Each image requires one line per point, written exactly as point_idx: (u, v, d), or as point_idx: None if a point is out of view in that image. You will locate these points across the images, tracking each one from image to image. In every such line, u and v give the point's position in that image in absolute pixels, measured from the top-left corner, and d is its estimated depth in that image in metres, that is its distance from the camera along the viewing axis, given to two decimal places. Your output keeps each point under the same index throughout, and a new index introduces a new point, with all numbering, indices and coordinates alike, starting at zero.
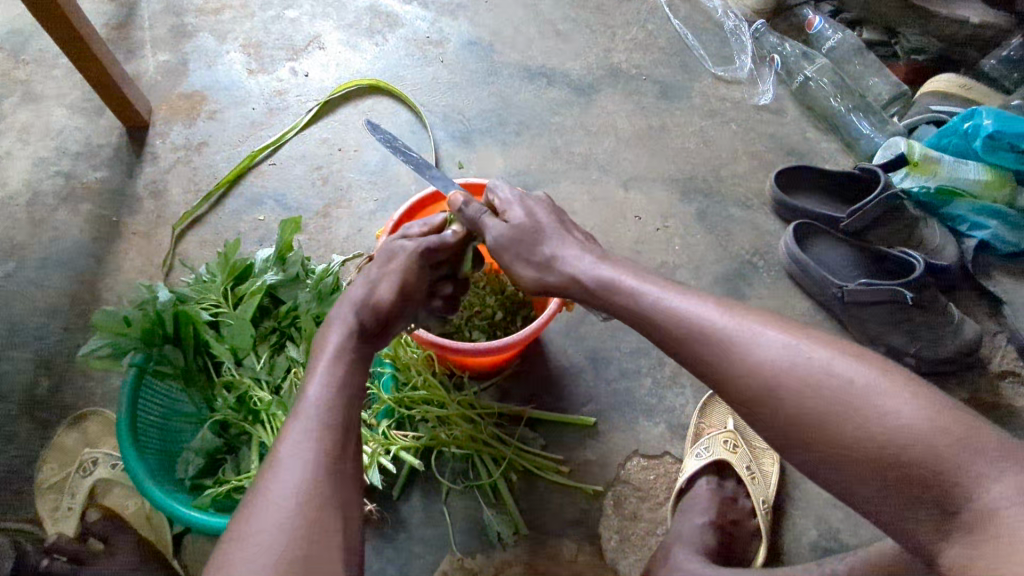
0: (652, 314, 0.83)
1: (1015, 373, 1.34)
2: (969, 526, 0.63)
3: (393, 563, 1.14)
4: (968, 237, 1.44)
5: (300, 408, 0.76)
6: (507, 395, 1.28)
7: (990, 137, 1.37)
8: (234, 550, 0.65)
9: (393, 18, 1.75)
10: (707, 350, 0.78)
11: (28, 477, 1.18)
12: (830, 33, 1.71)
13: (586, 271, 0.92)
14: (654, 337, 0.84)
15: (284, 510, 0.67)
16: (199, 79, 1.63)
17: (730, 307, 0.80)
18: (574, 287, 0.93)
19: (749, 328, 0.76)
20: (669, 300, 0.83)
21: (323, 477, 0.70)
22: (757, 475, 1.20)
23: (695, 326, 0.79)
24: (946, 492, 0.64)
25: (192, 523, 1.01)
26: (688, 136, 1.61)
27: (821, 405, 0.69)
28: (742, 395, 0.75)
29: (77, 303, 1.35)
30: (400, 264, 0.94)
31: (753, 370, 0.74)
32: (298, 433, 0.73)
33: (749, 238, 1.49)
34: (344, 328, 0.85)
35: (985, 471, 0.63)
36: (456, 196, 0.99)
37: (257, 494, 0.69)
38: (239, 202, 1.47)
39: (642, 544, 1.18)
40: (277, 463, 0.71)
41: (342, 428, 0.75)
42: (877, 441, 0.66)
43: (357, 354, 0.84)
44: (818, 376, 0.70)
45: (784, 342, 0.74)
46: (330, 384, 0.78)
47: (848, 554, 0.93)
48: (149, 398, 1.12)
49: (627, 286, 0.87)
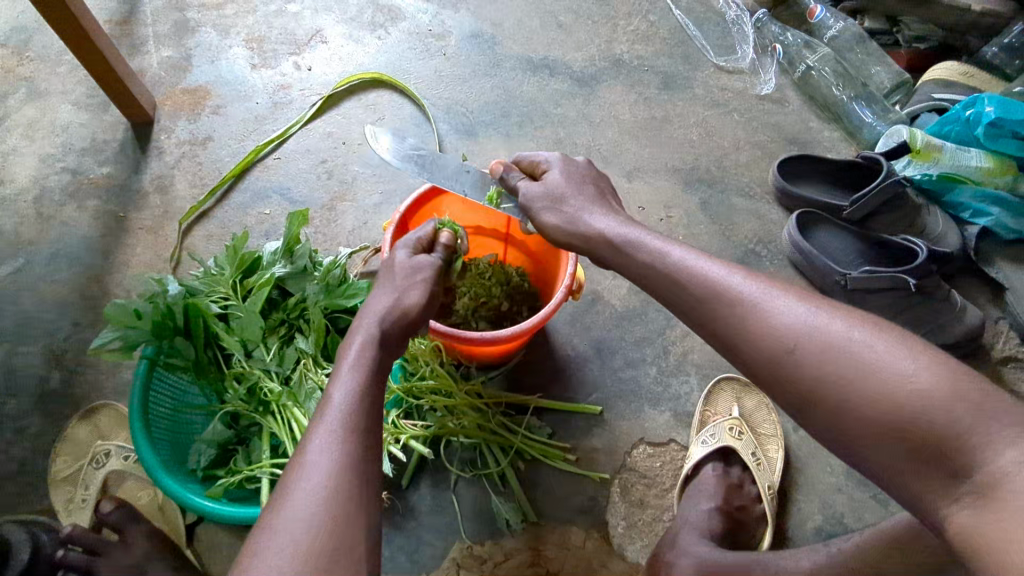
0: (675, 276, 0.86)
1: (1018, 358, 1.36)
2: (981, 490, 0.62)
3: (403, 551, 1.15)
4: (971, 223, 1.46)
5: (326, 407, 0.77)
6: (514, 385, 1.29)
7: (992, 124, 1.37)
8: (265, 536, 0.66)
9: (395, 11, 1.76)
10: (730, 314, 0.79)
11: (41, 469, 1.20)
12: (832, 22, 1.71)
13: (612, 228, 0.95)
14: (677, 303, 0.86)
15: (312, 505, 0.68)
16: (202, 73, 1.64)
17: (756, 275, 0.81)
18: (602, 245, 0.95)
19: (772, 295, 0.77)
20: (693, 263, 0.85)
21: (348, 474, 0.71)
22: (762, 461, 1.21)
23: (719, 289, 0.81)
24: (961, 458, 0.63)
25: (205, 512, 1.03)
26: (691, 126, 1.62)
27: (833, 369, 0.70)
28: (757, 357, 0.76)
29: (86, 297, 1.37)
30: (427, 277, 0.94)
31: (772, 335, 0.75)
32: (325, 433, 0.74)
33: (752, 228, 1.50)
34: (367, 336, 0.85)
35: (999, 436, 0.62)
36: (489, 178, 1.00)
37: (286, 491, 0.70)
38: (245, 195, 1.48)
39: (649, 530, 1.19)
40: (303, 461, 0.72)
41: (367, 430, 0.76)
42: (891, 403, 0.66)
43: (381, 362, 0.85)
44: (836, 341, 0.71)
45: (804, 309, 0.75)
46: (355, 389, 0.79)
47: (853, 535, 0.94)
48: (161, 390, 1.13)
49: (652, 248, 0.90)
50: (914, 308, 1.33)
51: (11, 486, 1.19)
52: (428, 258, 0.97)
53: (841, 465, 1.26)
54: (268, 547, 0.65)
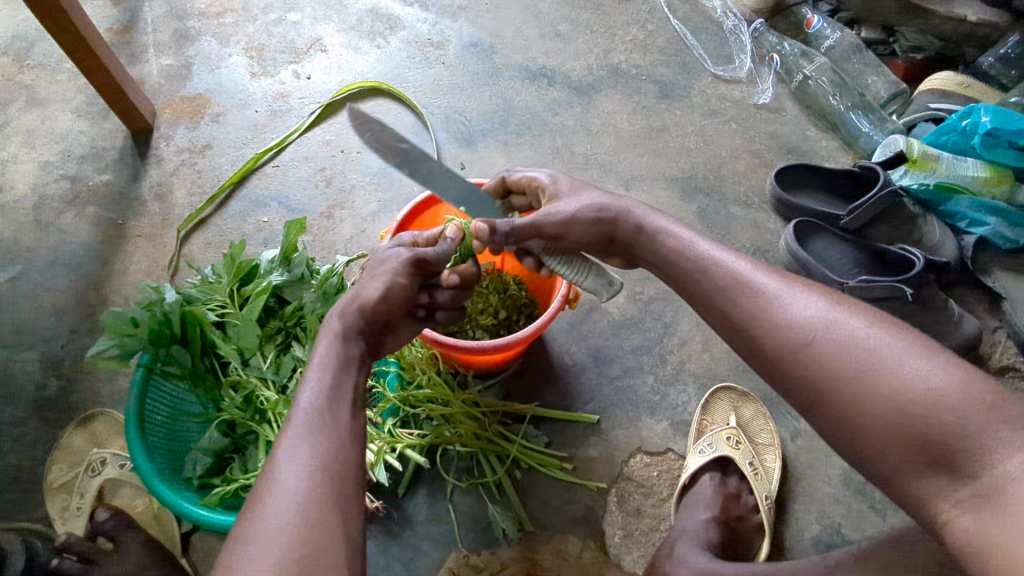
0: (701, 266, 0.88)
1: (1015, 368, 1.36)
2: (982, 494, 0.61)
3: (400, 560, 1.15)
4: (968, 234, 1.45)
5: (293, 412, 0.77)
6: (511, 393, 1.29)
7: (988, 134, 1.39)
8: (239, 548, 0.65)
9: (394, 20, 1.77)
10: (750, 307, 0.80)
11: (36, 478, 1.20)
12: (829, 32, 1.72)
13: (646, 216, 0.95)
14: (700, 294, 0.87)
15: (287, 505, 0.67)
16: (202, 82, 1.65)
17: (777, 272, 0.83)
18: (630, 231, 0.96)
19: (792, 290, 0.79)
20: (716, 257, 0.87)
21: (322, 474, 0.71)
22: (760, 471, 1.21)
23: (742, 280, 0.83)
24: (966, 456, 0.62)
25: (199, 520, 1.02)
26: (689, 135, 1.62)
27: (847, 365, 0.70)
28: (772, 348, 0.77)
29: (84, 304, 1.37)
30: (388, 270, 0.91)
31: (789, 328, 0.76)
32: (295, 436, 0.73)
33: (749, 236, 1.50)
34: (332, 333, 0.85)
35: (1006, 440, 0.61)
36: (482, 227, 0.94)
37: (259, 496, 0.69)
38: (244, 203, 1.48)
39: (645, 540, 1.19)
40: (274, 463, 0.71)
41: (334, 428, 0.75)
42: (901, 401, 0.66)
43: (348, 355, 0.84)
44: (849, 339, 0.71)
45: (824, 304, 0.76)
46: (322, 389, 0.78)
47: (852, 546, 0.93)
48: (158, 397, 1.13)
49: (679, 241, 0.92)
50: (911, 316, 1.32)
51: (6, 495, 1.19)
52: (400, 249, 0.95)
53: (839, 474, 1.26)
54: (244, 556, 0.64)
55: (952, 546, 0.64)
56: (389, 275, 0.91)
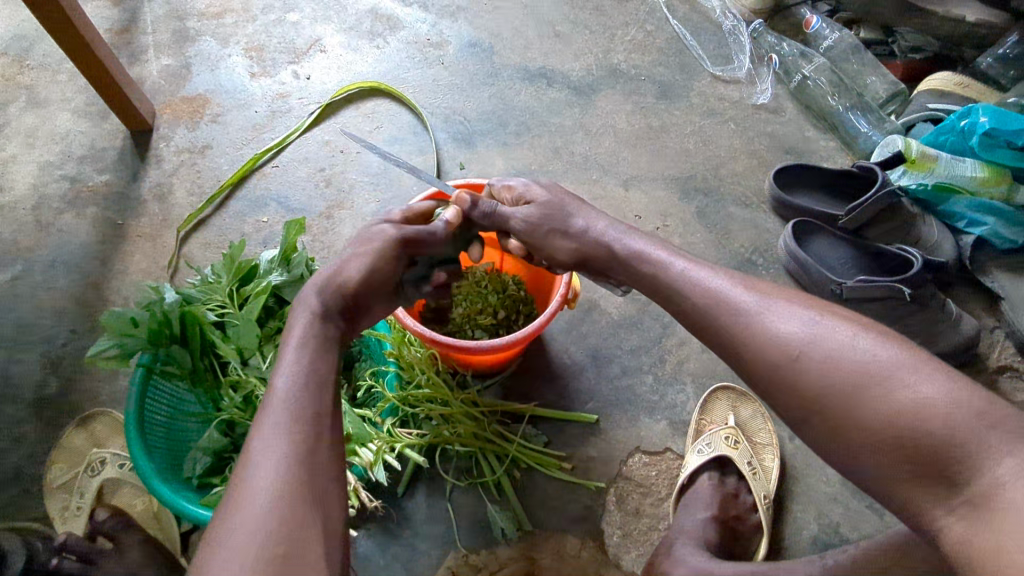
0: (680, 286, 0.86)
1: (1013, 368, 1.37)
2: (974, 500, 0.62)
3: (398, 559, 1.15)
4: (966, 234, 1.46)
5: (270, 398, 0.76)
6: (510, 393, 1.29)
7: (987, 134, 1.38)
8: (212, 545, 0.65)
9: (394, 21, 1.77)
10: (733, 326, 0.79)
11: (36, 477, 1.20)
12: (828, 32, 1.73)
13: (618, 241, 0.95)
14: (681, 313, 0.86)
15: (260, 502, 0.67)
16: (202, 82, 1.65)
17: (758, 287, 0.82)
18: (603, 258, 0.97)
19: (773, 306, 0.78)
20: (695, 276, 0.86)
21: (300, 468, 0.70)
22: (758, 470, 1.21)
23: (723, 300, 0.81)
24: (955, 464, 0.63)
25: (199, 520, 1.01)
26: (688, 135, 1.62)
27: (839, 376, 0.70)
28: (761, 367, 0.76)
29: (84, 304, 1.37)
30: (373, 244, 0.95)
31: (774, 346, 0.75)
32: (273, 427, 0.73)
33: (748, 237, 1.51)
34: (311, 311, 0.85)
35: (996, 446, 0.62)
36: (463, 195, 1.03)
37: (234, 490, 0.69)
38: (243, 204, 1.48)
39: (644, 539, 1.19)
40: (250, 455, 0.71)
41: (310, 417, 0.75)
42: (891, 409, 0.66)
43: (326, 339, 0.84)
44: (840, 352, 0.71)
45: (806, 320, 0.75)
46: (297, 376, 0.78)
47: (848, 546, 0.93)
48: (157, 399, 1.13)
49: (654, 259, 0.91)
50: (908, 316, 1.32)
51: (7, 495, 1.19)
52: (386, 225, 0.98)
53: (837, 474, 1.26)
54: (215, 555, 0.64)
55: (946, 551, 0.64)
56: (374, 252, 0.94)
